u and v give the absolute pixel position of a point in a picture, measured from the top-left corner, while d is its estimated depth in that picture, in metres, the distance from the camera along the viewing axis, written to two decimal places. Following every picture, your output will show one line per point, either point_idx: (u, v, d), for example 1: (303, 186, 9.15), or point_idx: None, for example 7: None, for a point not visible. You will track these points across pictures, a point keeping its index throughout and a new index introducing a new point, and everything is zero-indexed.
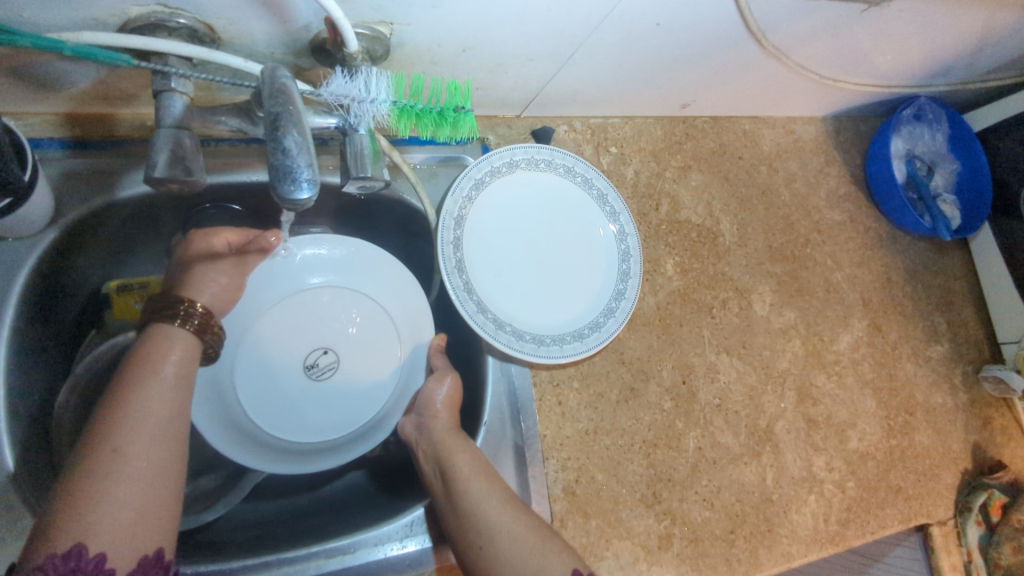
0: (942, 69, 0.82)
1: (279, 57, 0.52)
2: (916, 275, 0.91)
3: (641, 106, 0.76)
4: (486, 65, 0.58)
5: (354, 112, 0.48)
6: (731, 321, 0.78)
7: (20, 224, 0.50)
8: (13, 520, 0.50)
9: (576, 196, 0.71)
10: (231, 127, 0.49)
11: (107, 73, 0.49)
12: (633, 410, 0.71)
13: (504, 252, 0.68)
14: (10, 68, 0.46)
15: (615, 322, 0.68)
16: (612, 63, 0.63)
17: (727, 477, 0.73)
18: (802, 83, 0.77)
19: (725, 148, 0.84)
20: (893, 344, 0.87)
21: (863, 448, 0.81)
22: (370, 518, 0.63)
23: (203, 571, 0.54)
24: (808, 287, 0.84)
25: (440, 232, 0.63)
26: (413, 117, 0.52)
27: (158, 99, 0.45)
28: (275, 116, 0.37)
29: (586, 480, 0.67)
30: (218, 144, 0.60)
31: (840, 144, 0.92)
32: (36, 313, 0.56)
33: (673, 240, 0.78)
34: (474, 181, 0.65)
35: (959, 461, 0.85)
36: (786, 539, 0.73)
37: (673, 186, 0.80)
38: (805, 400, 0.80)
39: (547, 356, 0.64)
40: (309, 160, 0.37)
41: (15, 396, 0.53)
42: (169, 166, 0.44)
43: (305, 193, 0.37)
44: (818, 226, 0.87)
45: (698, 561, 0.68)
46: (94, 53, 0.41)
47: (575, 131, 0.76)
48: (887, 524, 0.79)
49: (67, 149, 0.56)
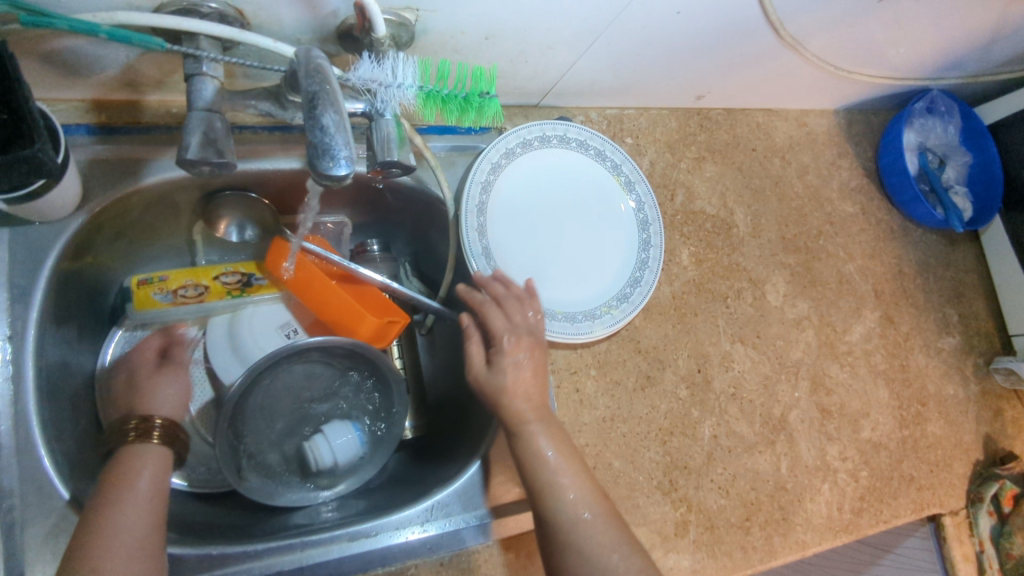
0: (953, 62, 0.83)
1: (306, 42, 0.52)
2: (927, 268, 0.91)
3: (658, 97, 0.77)
4: (509, 52, 0.59)
5: (381, 97, 0.49)
6: (745, 310, 0.79)
7: (48, 208, 0.51)
8: (44, 500, 0.50)
9: (595, 170, 0.72)
10: (261, 111, 0.49)
11: (137, 58, 0.50)
12: (649, 398, 0.71)
13: (534, 219, 0.69)
14: (44, 53, 0.47)
15: (640, 293, 0.69)
16: (631, 52, 0.64)
17: (741, 465, 0.73)
18: (816, 75, 0.78)
19: (739, 139, 0.85)
20: (905, 335, 0.87)
21: (876, 438, 0.81)
22: (392, 503, 0.64)
23: (230, 551, 0.54)
24: (821, 278, 0.85)
25: (465, 198, 0.64)
26: (438, 102, 0.53)
27: (190, 82, 0.46)
28: (312, 96, 0.37)
29: (603, 467, 0.67)
30: (242, 132, 0.60)
31: (852, 136, 0.93)
32: (64, 298, 0.57)
33: (688, 230, 0.79)
34: (504, 150, 0.66)
35: (970, 452, 0.86)
36: (800, 527, 0.73)
37: (688, 176, 0.80)
38: (819, 390, 0.80)
39: (552, 329, 0.64)
40: (346, 138, 0.38)
41: (44, 378, 0.54)
42: (202, 147, 0.44)
43: (342, 169, 0.37)
44: (830, 218, 0.88)
45: (713, 547, 0.69)
46: (129, 36, 0.42)
47: (592, 122, 0.77)
48: (901, 513, 0.79)
49: (93, 135, 0.56)
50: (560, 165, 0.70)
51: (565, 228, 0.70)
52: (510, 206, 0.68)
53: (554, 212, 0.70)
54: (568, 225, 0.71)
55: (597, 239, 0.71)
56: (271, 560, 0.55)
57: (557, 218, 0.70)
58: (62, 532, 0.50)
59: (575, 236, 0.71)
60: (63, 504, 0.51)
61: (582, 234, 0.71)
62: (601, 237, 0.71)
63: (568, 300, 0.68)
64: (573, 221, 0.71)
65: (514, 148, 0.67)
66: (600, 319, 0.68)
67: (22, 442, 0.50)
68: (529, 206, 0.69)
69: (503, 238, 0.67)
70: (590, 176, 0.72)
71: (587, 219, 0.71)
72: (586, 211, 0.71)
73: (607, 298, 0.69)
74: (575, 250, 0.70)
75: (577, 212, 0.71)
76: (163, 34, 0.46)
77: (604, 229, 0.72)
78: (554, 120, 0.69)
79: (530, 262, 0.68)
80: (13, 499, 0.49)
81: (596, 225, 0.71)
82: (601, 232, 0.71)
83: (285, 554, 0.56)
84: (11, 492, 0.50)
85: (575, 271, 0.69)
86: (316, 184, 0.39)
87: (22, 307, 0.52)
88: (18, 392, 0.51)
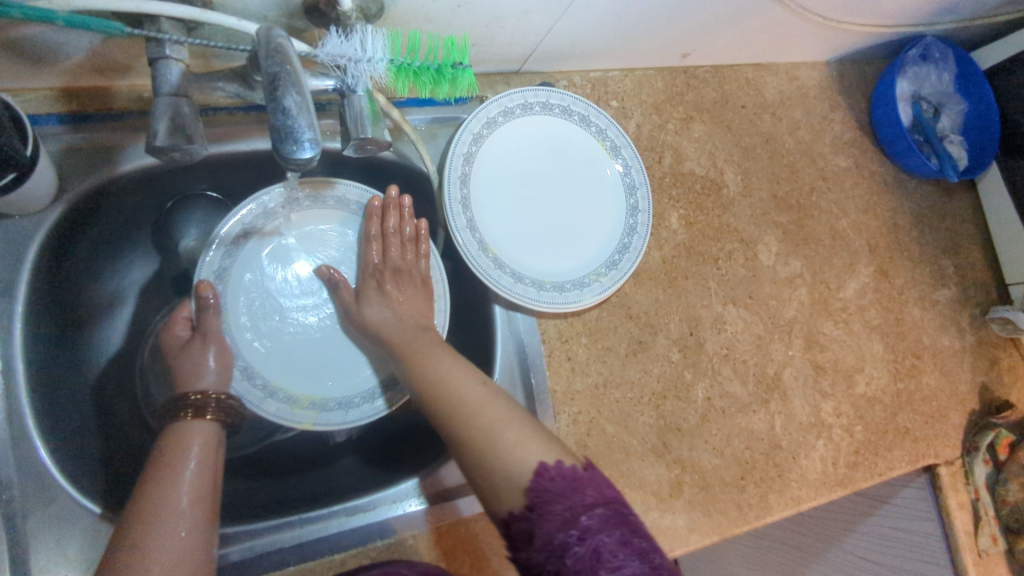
0: (947, 7, 0.80)
1: (273, 19, 0.51)
2: (922, 219, 0.90)
3: (642, 57, 0.75)
4: (483, 19, 0.57)
5: (351, 73, 0.48)
6: (737, 271, 0.78)
7: (22, 201, 0.50)
8: (43, 491, 0.52)
9: (579, 137, 0.71)
10: (230, 93, 0.48)
11: (101, 43, 0.49)
12: (641, 362, 0.72)
13: (514, 188, 0.68)
14: (4, 43, 0.46)
15: (628, 260, 0.68)
16: (611, 13, 0.62)
17: (736, 424, 0.74)
18: (804, 26, 0.76)
19: (728, 97, 0.83)
20: (900, 289, 0.87)
21: (871, 392, 0.82)
22: (390, 481, 0.66)
23: (232, 532, 0.57)
24: (814, 235, 0.84)
25: (447, 171, 0.62)
26: (411, 75, 0.52)
27: (155, 66, 0.45)
28: (274, 77, 0.36)
29: (597, 433, 0.68)
30: (215, 114, 0.59)
31: (845, 88, 0.91)
32: (52, 290, 0.57)
33: (677, 193, 0.78)
34: (486, 120, 0.65)
35: (966, 402, 0.86)
36: (795, 483, 0.74)
37: (676, 137, 0.79)
38: (812, 347, 0.80)
39: (540, 300, 0.64)
40: (310, 119, 0.37)
41: (35, 371, 0.54)
42: (170, 134, 0.44)
43: (307, 153, 0.37)
44: (823, 173, 0.86)
45: (709, 507, 0.70)
46: (88, 22, 0.41)
47: (575, 86, 0.75)
48: (896, 465, 0.80)
49: (65, 124, 0.55)
50: (542, 131, 0.69)
51: (547, 197, 0.70)
52: (490, 176, 0.67)
53: (535, 181, 0.69)
54: (550, 192, 0.70)
55: (580, 205, 0.70)
56: (271, 538, 0.57)
57: (538, 186, 0.69)
58: (64, 521, 0.52)
59: (558, 204, 0.70)
60: (63, 493, 0.52)
61: (565, 201, 0.70)
62: (585, 203, 0.70)
63: (557, 270, 0.67)
64: (554, 188, 0.70)
65: (497, 117, 0.66)
66: (589, 288, 0.67)
67: (18, 435, 0.52)
68: (509, 175, 0.68)
69: (485, 209, 0.66)
70: (574, 141, 0.71)
71: (570, 185, 0.70)
72: (567, 177, 0.70)
73: (595, 267, 0.68)
74: (559, 219, 0.69)
75: (559, 178, 0.70)
76: (123, 18, 0.45)
77: (589, 196, 0.71)
78: (536, 88, 0.68)
79: (514, 232, 0.67)
80: (12, 492, 0.51)
81: (580, 191, 0.71)
82: (585, 199, 0.71)
83: (285, 532, 0.57)
84: (10, 484, 0.51)
85: (559, 239, 0.69)
86: (283, 167, 0.38)
87: (6, 303, 0.52)
88: (11, 387, 0.52)
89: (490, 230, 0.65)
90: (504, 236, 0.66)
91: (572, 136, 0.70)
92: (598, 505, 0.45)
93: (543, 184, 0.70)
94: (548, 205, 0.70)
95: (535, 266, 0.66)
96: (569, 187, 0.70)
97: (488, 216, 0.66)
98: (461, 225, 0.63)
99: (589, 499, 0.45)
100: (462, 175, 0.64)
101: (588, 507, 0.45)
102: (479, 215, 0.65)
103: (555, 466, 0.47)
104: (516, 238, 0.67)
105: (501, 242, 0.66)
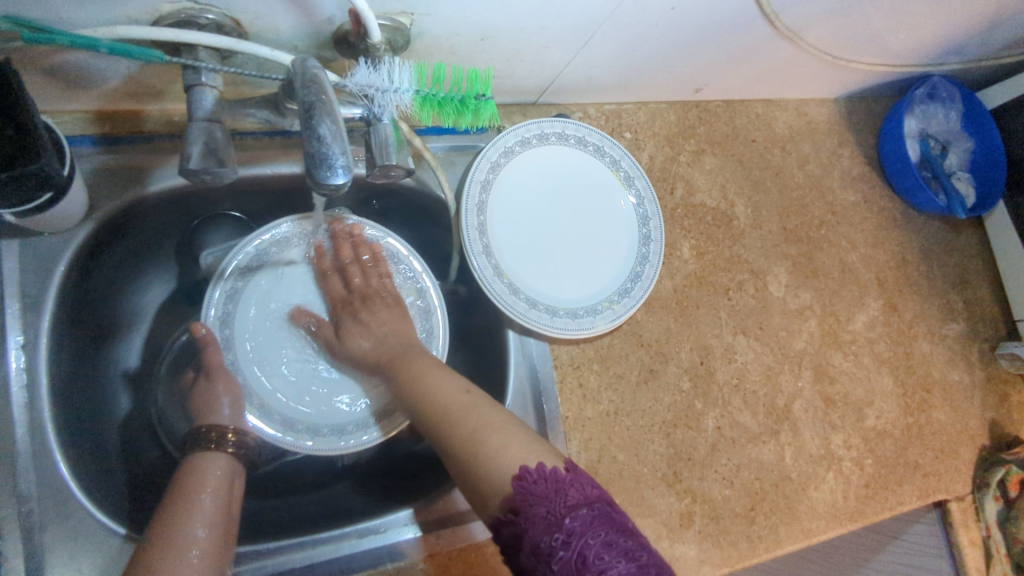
0: (954, 48, 0.82)
1: (304, 49, 0.53)
2: (931, 254, 0.91)
3: (655, 91, 0.77)
4: (505, 52, 0.59)
5: (378, 102, 0.50)
6: (747, 302, 0.79)
7: (55, 219, 0.52)
8: (62, 505, 0.52)
9: (594, 168, 0.72)
10: (260, 119, 0.50)
11: (137, 70, 0.50)
12: (652, 391, 0.72)
13: (529, 216, 0.70)
14: (45, 67, 0.48)
15: (641, 288, 0.69)
16: (625, 48, 0.64)
17: (746, 455, 0.74)
18: (814, 64, 0.78)
19: (738, 130, 0.85)
20: (909, 323, 0.87)
21: (881, 425, 0.82)
22: (401, 501, 0.66)
23: (244, 551, 0.57)
24: (823, 268, 0.85)
25: (465, 198, 0.64)
26: (435, 105, 0.54)
27: (191, 92, 0.46)
28: (309, 106, 0.38)
29: (608, 460, 0.68)
30: (245, 138, 0.61)
31: (853, 124, 0.92)
32: (77, 305, 0.58)
33: (688, 224, 0.79)
34: (505, 148, 0.67)
35: (976, 437, 0.85)
36: (805, 516, 0.74)
37: (687, 169, 0.80)
38: (822, 379, 0.81)
39: (553, 326, 0.65)
40: (343, 147, 0.38)
41: (58, 385, 0.55)
42: (203, 157, 0.44)
43: (340, 178, 0.38)
44: (832, 207, 0.88)
45: (718, 537, 0.69)
46: (130, 50, 0.43)
47: (590, 118, 0.77)
48: (906, 500, 0.80)
49: (97, 146, 0.57)
50: (557, 160, 0.71)
51: (560, 224, 0.71)
52: (504, 206, 0.68)
53: (549, 208, 0.71)
54: (564, 220, 0.71)
55: (593, 235, 0.72)
56: (283, 558, 0.57)
57: (551, 214, 0.71)
58: (80, 535, 0.52)
59: (571, 231, 0.71)
60: (79, 508, 0.53)
61: (578, 230, 0.71)
62: (598, 233, 0.72)
63: (570, 296, 0.68)
64: (569, 216, 0.71)
65: (514, 146, 0.68)
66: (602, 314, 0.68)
67: (39, 447, 0.52)
68: (523, 202, 0.69)
69: (500, 238, 0.67)
70: (589, 170, 0.72)
71: (583, 212, 0.72)
72: (581, 207, 0.72)
73: (608, 294, 0.69)
74: (572, 248, 0.71)
75: (573, 206, 0.72)
76: (161, 46, 0.47)
77: (602, 224, 0.72)
78: (552, 119, 0.69)
79: (528, 259, 0.68)
80: (31, 505, 0.51)
81: (593, 220, 0.72)
82: (599, 228, 0.72)
83: (297, 552, 0.58)
84: (29, 496, 0.51)
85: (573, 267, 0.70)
86: (315, 191, 0.39)
87: (34, 317, 0.53)
88: (35, 399, 0.53)
89: (505, 259, 0.66)
90: (518, 264, 0.67)
91: (587, 166, 0.72)
92: (580, 506, 0.42)
93: (557, 211, 0.71)
94: (562, 233, 0.71)
95: (548, 293, 0.67)
96: (583, 215, 0.72)
97: (503, 243, 0.67)
98: (476, 249, 0.64)
99: (569, 500, 0.42)
100: (480, 203, 0.65)
101: (568, 508, 0.42)
102: (495, 243, 0.66)
103: (534, 471, 0.45)
104: (529, 265, 0.68)
105: (515, 270, 0.67)
